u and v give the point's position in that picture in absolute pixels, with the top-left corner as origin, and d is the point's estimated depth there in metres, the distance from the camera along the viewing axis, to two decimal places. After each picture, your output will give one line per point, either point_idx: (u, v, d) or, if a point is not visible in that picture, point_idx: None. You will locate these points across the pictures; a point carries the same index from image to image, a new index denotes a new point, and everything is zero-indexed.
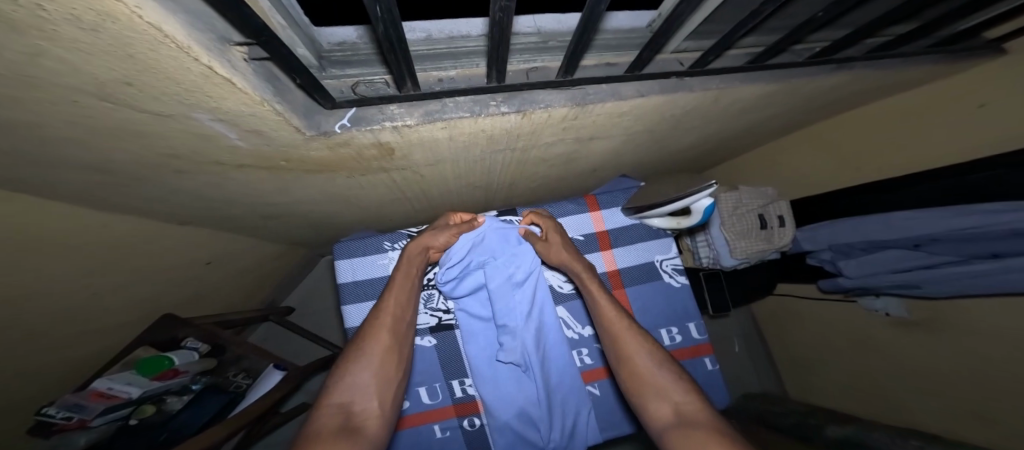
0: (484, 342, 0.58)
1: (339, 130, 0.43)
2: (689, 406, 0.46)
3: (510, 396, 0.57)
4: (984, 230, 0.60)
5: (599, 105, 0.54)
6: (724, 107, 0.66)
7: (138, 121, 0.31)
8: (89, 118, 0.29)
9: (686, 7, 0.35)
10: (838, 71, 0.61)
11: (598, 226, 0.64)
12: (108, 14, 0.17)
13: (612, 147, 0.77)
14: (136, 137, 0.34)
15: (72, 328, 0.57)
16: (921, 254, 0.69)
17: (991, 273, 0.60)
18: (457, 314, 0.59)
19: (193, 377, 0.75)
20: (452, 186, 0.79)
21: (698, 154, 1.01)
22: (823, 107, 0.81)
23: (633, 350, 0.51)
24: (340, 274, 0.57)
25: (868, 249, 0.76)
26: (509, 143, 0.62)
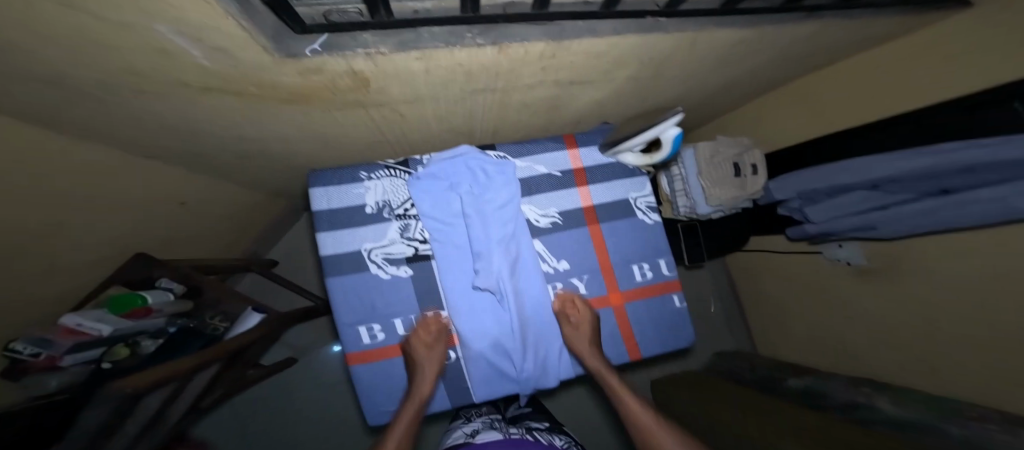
0: (460, 272, 0.57)
1: (309, 54, 0.44)
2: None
3: (485, 326, 0.57)
4: (936, 168, 0.62)
5: (575, 43, 0.56)
6: (698, 54, 0.68)
7: (103, 33, 0.32)
8: (58, 31, 0.30)
9: None
10: (806, 21, 0.62)
11: (576, 163, 0.67)
12: None
13: (592, 96, 0.79)
14: (89, 47, 0.34)
15: (46, 268, 0.57)
16: (882, 194, 0.72)
17: (941, 208, 0.62)
18: (434, 243, 0.57)
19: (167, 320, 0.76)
20: (433, 130, 0.80)
21: (678, 111, 1.02)
22: (795, 62, 0.83)
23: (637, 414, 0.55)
24: (315, 201, 0.56)
25: (832, 194, 0.80)
26: (489, 82, 0.63)
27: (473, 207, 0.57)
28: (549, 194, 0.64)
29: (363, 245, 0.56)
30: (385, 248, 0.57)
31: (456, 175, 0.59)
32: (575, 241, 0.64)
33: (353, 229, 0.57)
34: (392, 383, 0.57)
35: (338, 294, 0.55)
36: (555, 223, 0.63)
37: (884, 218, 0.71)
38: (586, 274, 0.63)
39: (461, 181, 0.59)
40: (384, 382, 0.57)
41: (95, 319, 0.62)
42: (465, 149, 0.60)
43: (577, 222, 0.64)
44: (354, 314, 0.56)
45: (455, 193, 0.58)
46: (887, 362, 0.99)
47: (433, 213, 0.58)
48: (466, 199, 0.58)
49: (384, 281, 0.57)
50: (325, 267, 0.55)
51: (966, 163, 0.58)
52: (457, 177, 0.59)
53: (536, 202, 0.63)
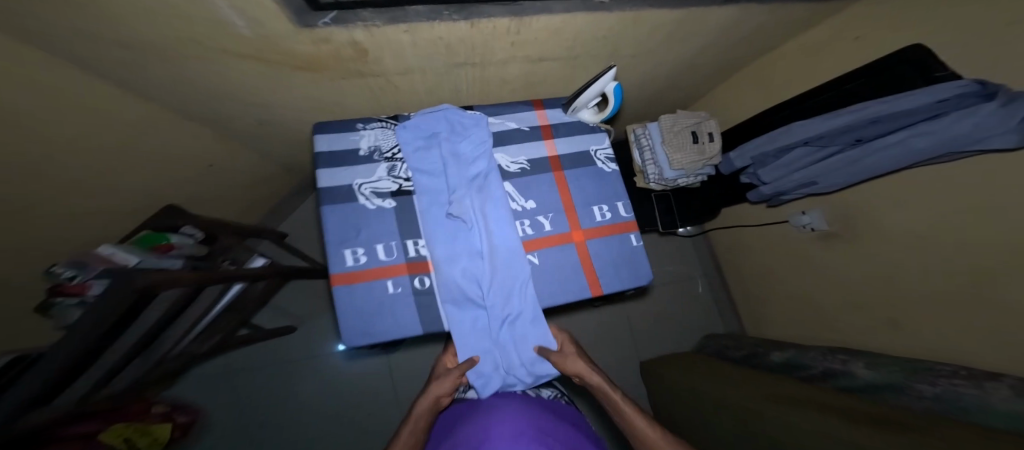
0: (436, 204, 0.66)
1: (321, 26, 0.55)
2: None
3: (456, 251, 0.64)
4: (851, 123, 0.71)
5: (535, 19, 0.68)
6: (645, 32, 0.79)
7: (178, 5, 0.44)
8: (148, 3, 0.42)
9: None
10: (732, 5, 0.74)
11: (542, 121, 0.77)
12: None
13: (560, 74, 0.91)
14: (166, 19, 0.46)
15: (97, 216, 0.67)
16: (813, 150, 0.79)
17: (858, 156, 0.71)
18: (414, 178, 0.67)
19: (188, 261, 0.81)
20: (422, 103, 0.92)
21: (647, 96, 1.13)
22: (740, 44, 0.93)
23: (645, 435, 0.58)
24: (318, 145, 0.66)
25: (775, 156, 0.87)
26: (466, 56, 0.75)
27: (449, 150, 0.68)
28: (518, 144, 0.74)
29: (355, 180, 0.66)
30: (374, 183, 0.66)
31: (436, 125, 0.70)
32: (541, 184, 0.72)
33: (348, 167, 0.66)
34: (372, 303, 0.63)
35: (331, 219, 0.63)
36: (523, 168, 0.72)
37: (817, 172, 0.79)
38: (551, 212, 0.71)
39: (440, 131, 0.70)
40: (363, 300, 0.62)
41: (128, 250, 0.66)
42: (445, 107, 0.72)
43: (544, 169, 0.73)
44: (343, 239, 0.63)
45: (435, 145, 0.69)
46: (864, 327, 1.04)
47: (415, 158, 0.67)
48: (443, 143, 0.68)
49: (370, 211, 0.65)
50: (322, 196, 0.63)
51: (876, 113, 0.67)
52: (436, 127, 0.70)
53: (506, 149, 0.72)
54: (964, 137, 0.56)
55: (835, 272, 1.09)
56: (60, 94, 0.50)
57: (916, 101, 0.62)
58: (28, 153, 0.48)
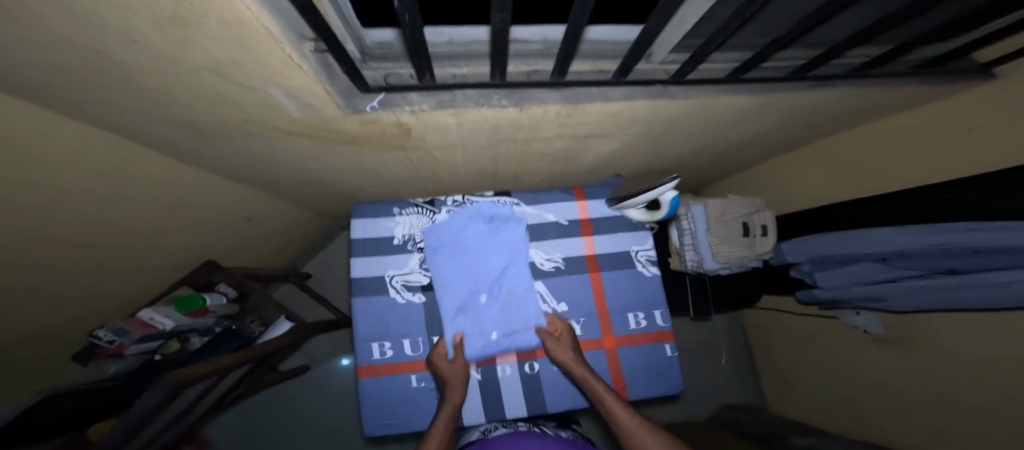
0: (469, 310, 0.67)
1: (369, 110, 0.52)
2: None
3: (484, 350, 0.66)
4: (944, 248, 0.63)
5: (589, 106, 0.62)
6: (707, 117, 0.73)
7: (233, 91, 0.41)
8: (203, 87, 0.39)
9: (656, 26, 0.42)
10: (818, 89, 0.65)
11: (582, 214, 0.76)
12: (240, 16, 0.26)
13: (605, 148, 0.85)
14: (221, 102, 0.44)
15: (131, 262, 0.67)
16: (890, 267, 0.72)
17: (945, 287, 0.62)
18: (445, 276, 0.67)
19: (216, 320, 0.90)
20: (457, 168, 0.89)
21: (695, 162, 1.06)
22: (817, 122, 0.84)
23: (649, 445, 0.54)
24: (354, 230, 0.70)
25: (843, 262, 0.79)
26: (510, 134, 0.71)
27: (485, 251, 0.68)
28: (555, 241, 0.74)
29: (387, 271, 0.69)
30: (406, 275, 0.69)
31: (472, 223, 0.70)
32: (573, 285, 0.73)
33: (382, 257, 0.69)
34: (395, 397, 0.66)
35: (362, 311, 0.67)
36: (557, 267, 0.72)
37: (891, 291, 0.71)
38: (581, 318, 0.71)
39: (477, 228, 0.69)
40: (388, 393, 0.66)
41: (164, 316, 0.74)
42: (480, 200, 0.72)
43: (579, 268, 0.73)
44: (373, 332, 0.67)
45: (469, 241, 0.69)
46: (917, 438, 0.92)
47: (448, 253, 0.68)
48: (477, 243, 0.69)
49: (400, 304, 0.68)
50: (355, 287, 0.67)
51: (972, 245, 0.58)
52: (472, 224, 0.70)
53: (542, 247, 0.73)
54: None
55: (891, 371, 0.98)
56: (102, 162, 0.48)
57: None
58: (34, 222, 0.45)
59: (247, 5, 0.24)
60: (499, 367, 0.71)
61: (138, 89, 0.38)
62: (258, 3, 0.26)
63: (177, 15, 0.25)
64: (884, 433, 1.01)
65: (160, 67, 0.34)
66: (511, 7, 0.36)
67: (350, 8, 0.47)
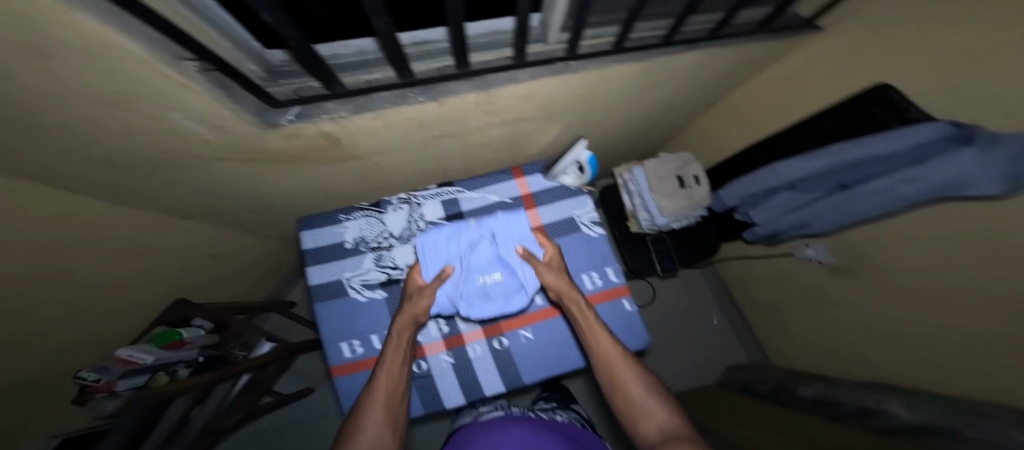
0: (477, 289, 0.69)
1: (285, 122, 0.54)
2: (672, 424, 0.57)
3: (488, 308, 0.70)
4: (829, 165, 0.69)
5: (503, 90, 0.66)
6: (617, 85, 0.78)
7: (131, 119, 0.42)
8: (100, 120, 0.40)
9: (528, 8, 0.45)
10: (690, 51, 0.71)
11: (524, 190, 0.80)
12: (90, 41, 0.27)
13: (540, 129, 0.90)
14: (128, 133, 0.45)
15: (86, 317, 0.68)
16: (799, 192, 0.77)
17: (847, 200, 0.68)
18: (427, 251, 0.69)
19: (198, 350, 0.85)
20: (407, 170, 0.91)
21: (634, 132, 1.12)
22: (722, 79, 0.91)
23: (627, 379, 0.62)
24: (304, 242, 0.72)
25: (765, 197, 0.85)
26: (443, 129, 0.75)
27: (479, 235, 0.71)
28: None
29: (343, 274, 0.71)
30: (362, 275, 0.71)
31: (476, 229, 0.71)
32: None
33: (335, 261, 0.72)
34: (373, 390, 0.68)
35: (325, 315, 0.69)
36: None
37: (811, 215, 0.75)
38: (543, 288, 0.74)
39: (475, 233, 0.71)
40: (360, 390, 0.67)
41: (144, 350, 0.70)
42: (489, 223, 0.72)
43: None
44: (338, 334, 0.69)
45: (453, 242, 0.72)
46: (900, 365, 0.94)
47: (443, 240, 0.69)
48: (489, 240, 0.70)
49: (363, 302, 0.70)
50: (314, 294, 0.70)
51: (855, 158, 0.64)
52: (477, 229, 0.71)
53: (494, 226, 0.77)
54: (955, 181, 0.51)
55: (856, 297, 1.01)
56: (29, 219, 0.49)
57: (891, 143, 0.59)
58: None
59: (83, 32, 0.25)
60: (470, 348, 0.73)
61: (35, 136, 0.39)
62: (103, 19, 0.26)
63: (13, 47, 0.25)
64: (873, 364, 1.03)
65: (39, 108, 0.35)
66: (385, 7, 0.37)
67: (257, 41, 0.47)
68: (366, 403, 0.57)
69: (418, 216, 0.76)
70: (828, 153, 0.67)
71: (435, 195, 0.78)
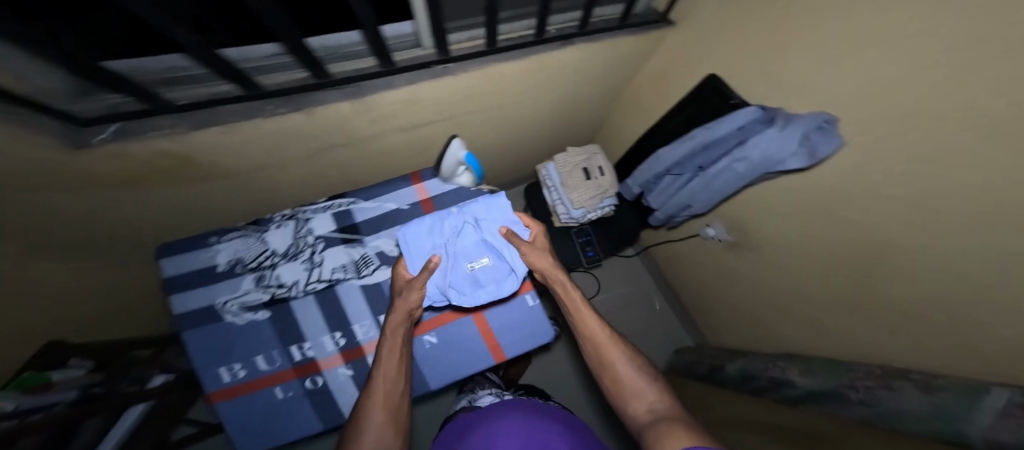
0: (469, 275, 0.79)
1: (99, 141, 0.49)
2: (662, 403, 0.58)
3: (479, 290, 0.79)
4: (691, 150, 0.82)
5: (379, 96, 0.65)
6: (504, 85, 0.81)
7: None
8: None
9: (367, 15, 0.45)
10: (566, 47, 0.78)
11: (422, 195, 0.83)
12: None
13: (442, 133, 0.91)
14: None
15: None
16: (675, 177, 0.90)
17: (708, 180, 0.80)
18: (405, 245, 0.77)
19: (73, 391, 0.69)
20: (295, 187, 0.87)
21: (546, 130, 1.16)
22: (606, 76, 0.99)
23: (616, 360, 0.66)
24: (165, 269, 0.72)
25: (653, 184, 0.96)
26: (328, 139, 0.73)
27: (453, 225, 0.78)
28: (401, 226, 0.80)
29: (217, 299, 0.73)
30: (240, 298, 0.74)
31: (457, 219, 0.79)
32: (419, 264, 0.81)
33: (204, 287, 0.74)
34: (263, 409, 0.75)
35: (195, 342, 0.72)
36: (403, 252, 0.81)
37: (688, 195, 0.87)
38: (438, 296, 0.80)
39: (457, 221, 0.79)
40: (252, 408, 0.74)
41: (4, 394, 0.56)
42: (471, 210, 0.80)
43: None
44: (216, 359, 0.73)
45: (437, 234, 0.79)
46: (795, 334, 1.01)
47: (427, 233, 0.77)
48: (473, 226, 0.79)
49: (243, 324, 0.74)
50: (182, 322, 0.71)
51: (705, 141, 0.78)
52: (457, 219, 0.79)
53: (385, 237, 0.81)
54: (767, 159, 0.68)
55: (754, 274, 1.07)
56: None
57: (729, 125, 0.74)
58: None
59: None
60: (367, 358, 0.80)
61: None
62: None
63: None
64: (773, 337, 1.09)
65: None
66: (186, 27, 0.33)
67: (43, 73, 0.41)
68: (369, 390, 0.61)
69: (306, 231, 0.76)
70: (687, 139, 0.82)
71: (325, 207, 0.77)
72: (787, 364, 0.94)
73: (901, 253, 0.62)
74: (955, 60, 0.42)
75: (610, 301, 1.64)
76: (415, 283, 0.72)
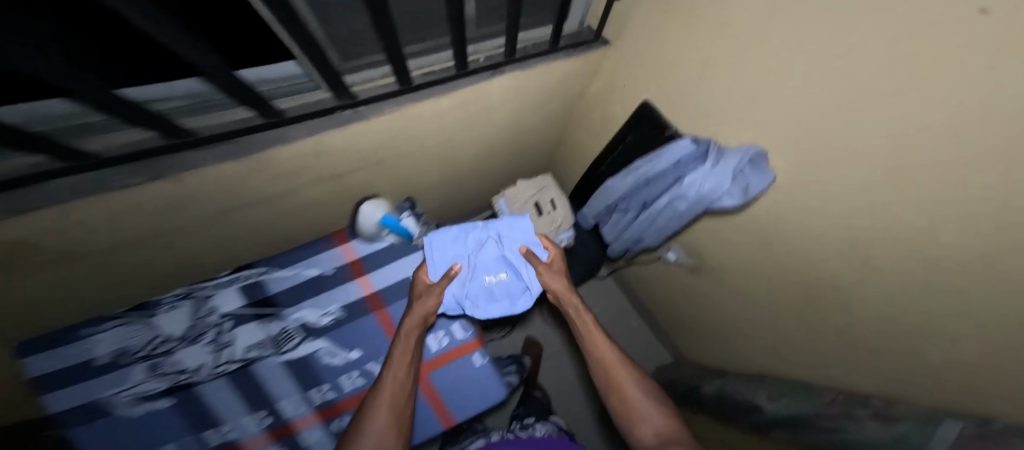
0: (486, 288, 0.85)
1: None
2: (667, 427, 0.60)
3: (490, 304, 0.85)
4: (635, 184, 0.79)
5: (272, 153, 0.56)
6: (429, 123, 0.75)
7: None
8: None
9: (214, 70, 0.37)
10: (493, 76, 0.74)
11: (348, 256, 0.75)
12: None
13: (369, 181, 0.83)
14: None
15: None
16: (622, 212, 0.87)
17: (654, 217, 0.77)
18: (433, 255, 0.83)
19: None
20: (186, 264, 0.74)
21: (493, 159, 1.10)
22: (548, 100, 0.95)
23: (623, 380, 0.67)
24: (30, 370, 0.64)
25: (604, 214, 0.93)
26: (222, 206, 0.63)
27: (483, 239, 0.86)
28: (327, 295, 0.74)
29: (108, 392, 0.65)
30: (134, 388, 0.66)
31: (483, 233, 0.87)
32: (353, 331, 0.74)
33: (85, 382, 0.66)
34: None
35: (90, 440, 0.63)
36: (331, 321, 0.73)
37: (637, 229, 0.84)
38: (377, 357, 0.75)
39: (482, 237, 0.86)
40: None
41: None
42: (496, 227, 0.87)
43: (362, 312, 0.74)
44: None
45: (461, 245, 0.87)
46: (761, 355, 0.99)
47: (453, 245, 0.84)
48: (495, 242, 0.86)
49: (142, 415, 0.66)
50: (64, 422, 0.63)
51: (646, 175, 0.75)
52: (484, 233, 0.86)
53: (308, 307, 0.71)
54: (703, 196, 0.66)
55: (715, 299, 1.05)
56: None
57: (663, 162, 0.72)
58: None
59: None
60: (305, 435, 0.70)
61: None
62: None
63: None
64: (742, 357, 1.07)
65: None
66: None
67: None
68: (376, 402, 0.61)
69: None
70: (629, 172, 0.79)
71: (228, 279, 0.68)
72: (760, 394, 0.89)
73: (846, 286, 0.59)
74: (880, 108, 0.39)
75: None
76: (435, 291, 0.76)
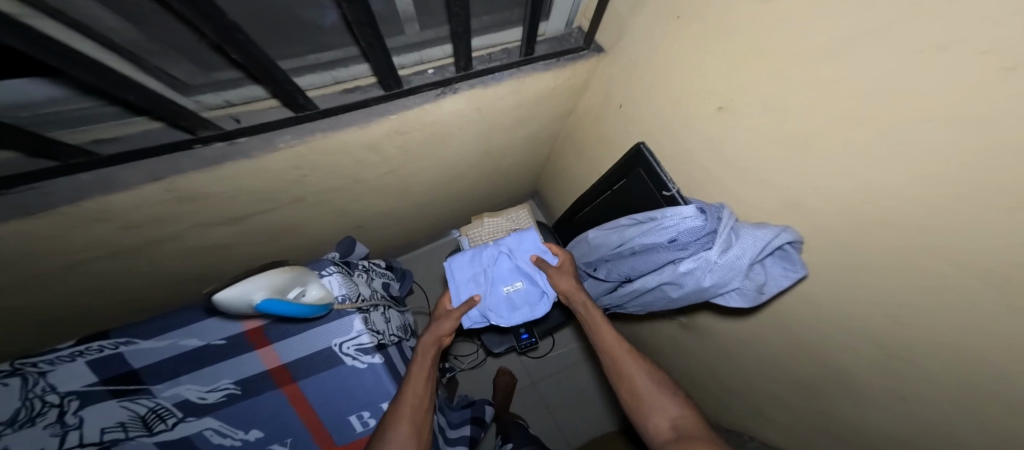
0: (505, 299, 0.74)
1: None
2: (685, 419, 0.48)
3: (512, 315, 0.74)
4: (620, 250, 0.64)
5: (97, 202, 0.40)
6: (357, 157, 0.58)
7: None
8: None
9: None
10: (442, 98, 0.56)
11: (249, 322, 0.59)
12: None
13: (288, 220, 0.67)
14: None
15: None
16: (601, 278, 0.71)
17: (638, 293, 0.61)
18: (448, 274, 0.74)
19: None
20: (46, 313, 0.59)
21: (460, 186, 0.93)
22: (524, 123, 0.77)
23: (632, 372, 0.54)
24: None
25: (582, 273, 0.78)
26: (56, 261, 0.47)
27: (493, 254, 0.75)
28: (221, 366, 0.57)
29: None
30: None
31: (490, 248, 0.75)
32: (252, 408, 0.58)
33: None
34: None
35: None
36: (224, 397, 0.57)
37: (617, 300, 0.68)
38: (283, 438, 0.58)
39: (490, 253, 0.75)
40: None
41: None
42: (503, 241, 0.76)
43: (266, 388, 0.59)
44: None
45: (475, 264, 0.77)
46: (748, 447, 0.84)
47: (461, 266, 0.74)
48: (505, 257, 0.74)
49: None
50: None
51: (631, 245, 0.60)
52: (490, 248, 0.75)
53: (190, 382, 0.56)
54: (704, 290, 0.49)
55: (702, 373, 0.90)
56: None
57: (658, 235, 0.55)
58: None
59: None
60: None
61: None
62: None
63: None
64: None
65: None
66: None
67: None
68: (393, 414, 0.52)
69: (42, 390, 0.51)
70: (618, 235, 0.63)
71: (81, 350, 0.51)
72: None
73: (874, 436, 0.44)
74: (1002, 250, 0.22)
75: (558, 364, 1.44)
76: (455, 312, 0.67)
